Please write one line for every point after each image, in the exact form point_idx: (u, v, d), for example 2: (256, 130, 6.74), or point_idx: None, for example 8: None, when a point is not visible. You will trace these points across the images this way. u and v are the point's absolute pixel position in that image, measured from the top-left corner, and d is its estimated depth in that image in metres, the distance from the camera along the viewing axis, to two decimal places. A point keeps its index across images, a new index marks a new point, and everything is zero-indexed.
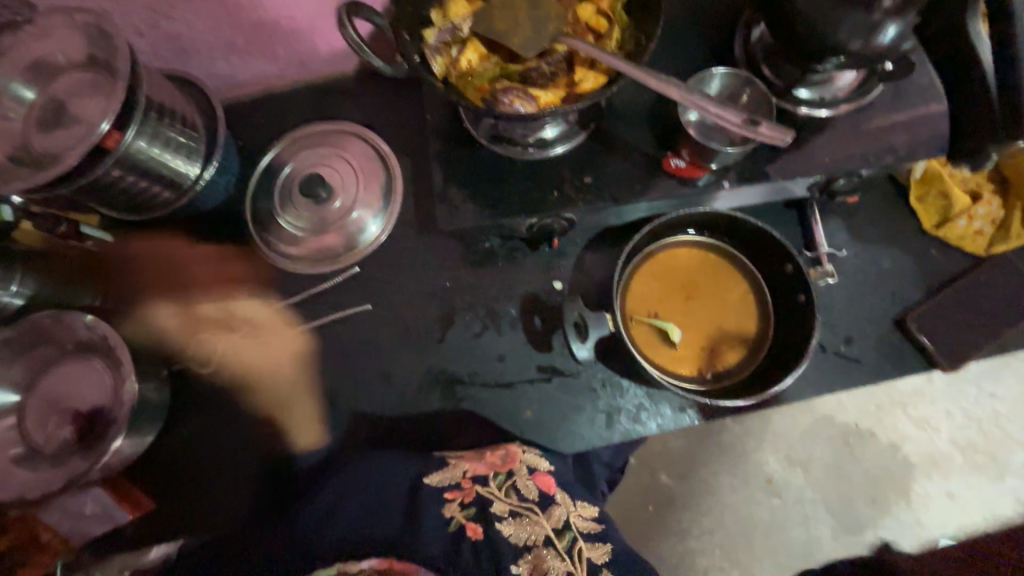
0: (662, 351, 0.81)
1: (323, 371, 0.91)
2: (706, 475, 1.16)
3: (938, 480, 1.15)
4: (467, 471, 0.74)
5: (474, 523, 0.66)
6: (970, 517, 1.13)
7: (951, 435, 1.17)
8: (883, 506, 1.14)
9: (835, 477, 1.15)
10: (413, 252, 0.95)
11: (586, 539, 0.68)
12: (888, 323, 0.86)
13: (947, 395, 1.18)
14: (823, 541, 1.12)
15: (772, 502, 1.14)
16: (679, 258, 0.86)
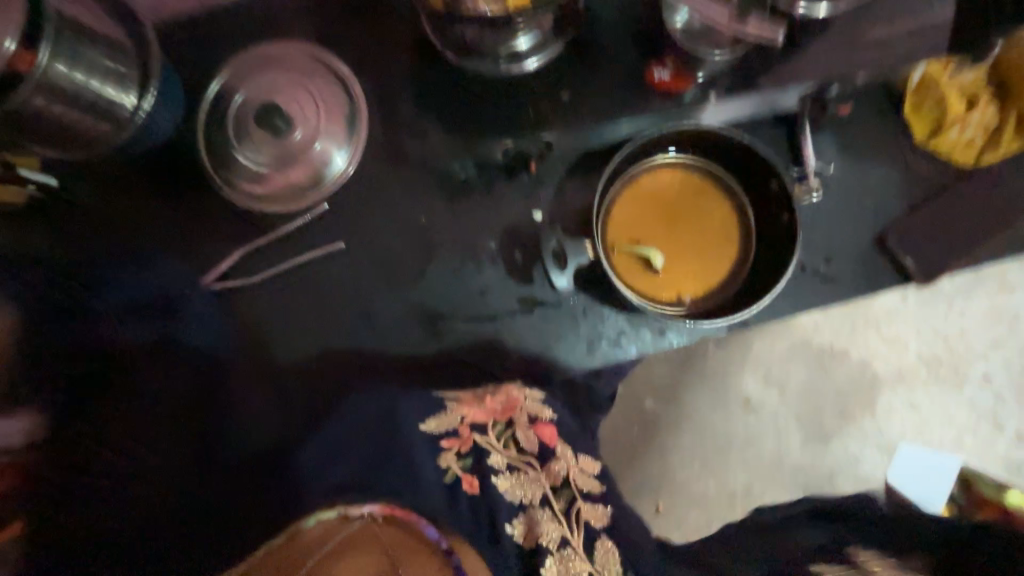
0: (642, 278, 0.80)
1: (302, 313, 0.89)
2: (689, 398, 1.21)
3: (902, 392, 1.22)
4: (465, 418, 0.64)
5: (471, 476, 0.58)
6: (928, 423, 1.22)
7: (919, 351, 1.23)
8: (847, 420, 1.21)
9: (807, 394, 1.22)
10: (386, 186, 0.90)
11: (586, 500, 0.61)
12: (869, 242, 0.85)
13: (920, 314, 1.22)
14: (791, 449, 1.21)
15: (748, 418, 1.21)
16: (661, 182, 0.83)
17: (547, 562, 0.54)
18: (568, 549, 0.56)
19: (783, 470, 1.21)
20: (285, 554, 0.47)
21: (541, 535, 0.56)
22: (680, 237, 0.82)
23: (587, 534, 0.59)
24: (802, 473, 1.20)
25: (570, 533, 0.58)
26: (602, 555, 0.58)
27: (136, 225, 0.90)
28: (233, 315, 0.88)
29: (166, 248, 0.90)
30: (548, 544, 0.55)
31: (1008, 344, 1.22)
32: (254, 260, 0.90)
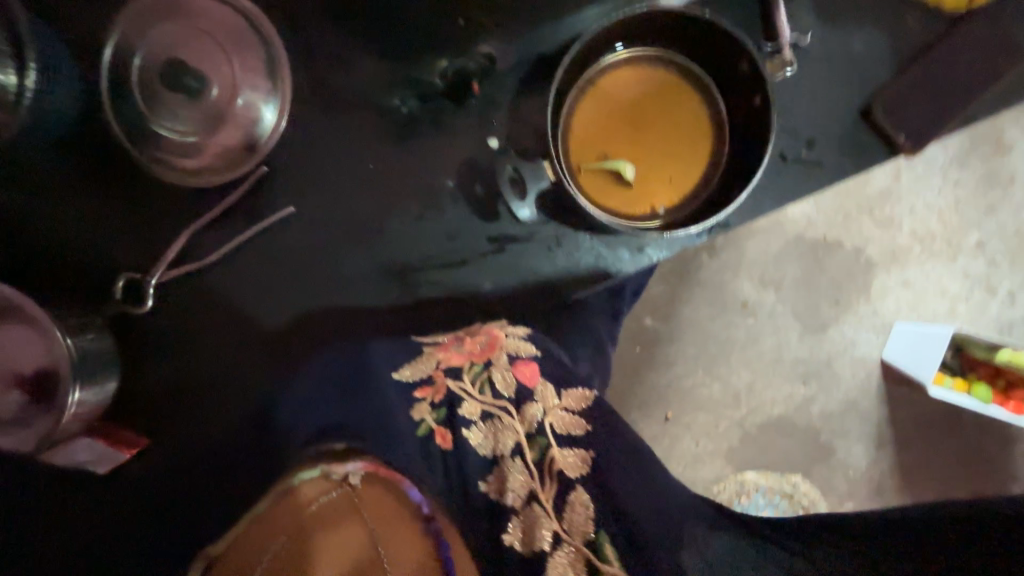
0: (613, 194, 0.75)
1: (266, 286, 0.84)
2: (687, 310, 1.19)
3: (896, 273, 1.21)
4: (441, 363, 0.64)
5: (444, 429, 0.59)
6: (924, 298, 1.21)
7: (913, 229, 1.20)
8: (844, 307, 1.21)
9: (803, 288, 1.20)
10: (325, 137, 0.82)
11: (561, 447, 0.55)
12: (853, 117, 0.78)
13: (912, 191, 1.20)
14: (791, 345, 1.20)
15: (747, 322, 1.20)
16: (623, 84, 0.75)
17: (510, 526, 0.52)
18: (535, 506, 0.53)
19: (784, 363, 1.21)
20: (281, 513, 0.54)
21: (508, 490, 0.54)
22: (650, 142, 0.75)
23: (560, 486, 0.53)
24: (803, 363, 1.21)
25: (539, 488, 0.53)
26: (571, 515, 0.52)
27: (63, 223, 0.82)
28: (198, 299, 0.84)
29: (104, 242, 0.82)
30: (513, 501, 0.54)
31: (1002, 208, 1.20)
32: (202, 240, 0.83)
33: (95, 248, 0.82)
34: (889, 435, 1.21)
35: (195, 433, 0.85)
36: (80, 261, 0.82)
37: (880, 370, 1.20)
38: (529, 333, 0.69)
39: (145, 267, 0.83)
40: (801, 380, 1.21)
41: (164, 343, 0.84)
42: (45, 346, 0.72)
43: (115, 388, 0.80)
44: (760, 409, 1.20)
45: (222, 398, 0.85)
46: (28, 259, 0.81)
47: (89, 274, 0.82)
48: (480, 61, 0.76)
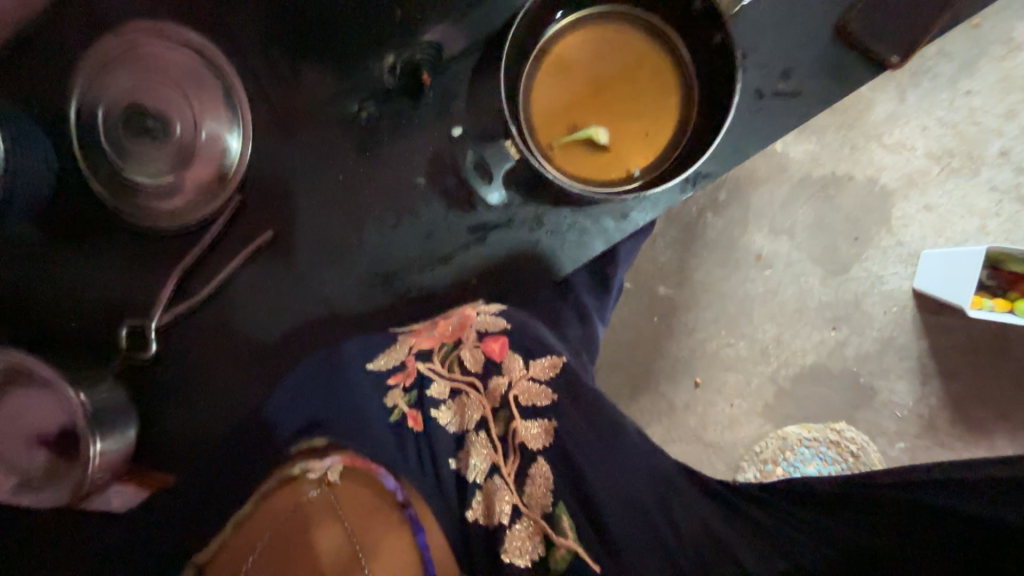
0: (584, 164, 0.72)
1: (263, 315, 0.85)
2: (701, 273, 1.16)
3: (915, 198, 1.14)
4: (413, 347, 0.63)
5: (416, 412, 0.58)
6: (950, 222, 1.14)
7: (927, 148, 1.13)
8: (865, 243, 1.15)
9: (821, 232, 1.15)
10: (293, 156, 0.82)
11: (526, 419, 0.56)
12: (828, 36, 0.72)
13: (920, 110, 1.13)
14: (814, 291, 1.15)
15: (764, 276, 1.16)
16: (577, 49, 0.72)
17: (474, 502, 0.52)
18: (495, 479, 0.53)
19: (810, 312, 1.15)
20: (263, 518, 0.48)
21: (472, 465, 0.54)
22: (615, 101, 0.72)
23: (522, 458, 0.54)
24: (829, 308, 1.15)
25: (501, 461, 0.54)
26: (531, 488, 0.52)
27: (65, 286, 0.84)
28: (200, 338, 0.85)
29: (107, 297, 0.84)
30: (475, 477, 0.53)
31: None
32: (195, 279, 0.85)
33: (99, 305, 0.84)
34: (933, 366, 1.15)
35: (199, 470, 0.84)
36: (87, 320, 0.84)
37: (913, 301, 1.14)
38: (501, 308, 0.68)
39: (145, 314, 0.84)
40: (830, 326, 1.15)
41: (172, 385, 0.86)
42: (63, 404, 0.74)
43: (135, 435, 0.83)
44: (791, 361, 1.16)
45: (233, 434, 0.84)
46: (38, 326, 0.84)
47: (95, 331, 0.85)
48: (426, 52, 0.73)
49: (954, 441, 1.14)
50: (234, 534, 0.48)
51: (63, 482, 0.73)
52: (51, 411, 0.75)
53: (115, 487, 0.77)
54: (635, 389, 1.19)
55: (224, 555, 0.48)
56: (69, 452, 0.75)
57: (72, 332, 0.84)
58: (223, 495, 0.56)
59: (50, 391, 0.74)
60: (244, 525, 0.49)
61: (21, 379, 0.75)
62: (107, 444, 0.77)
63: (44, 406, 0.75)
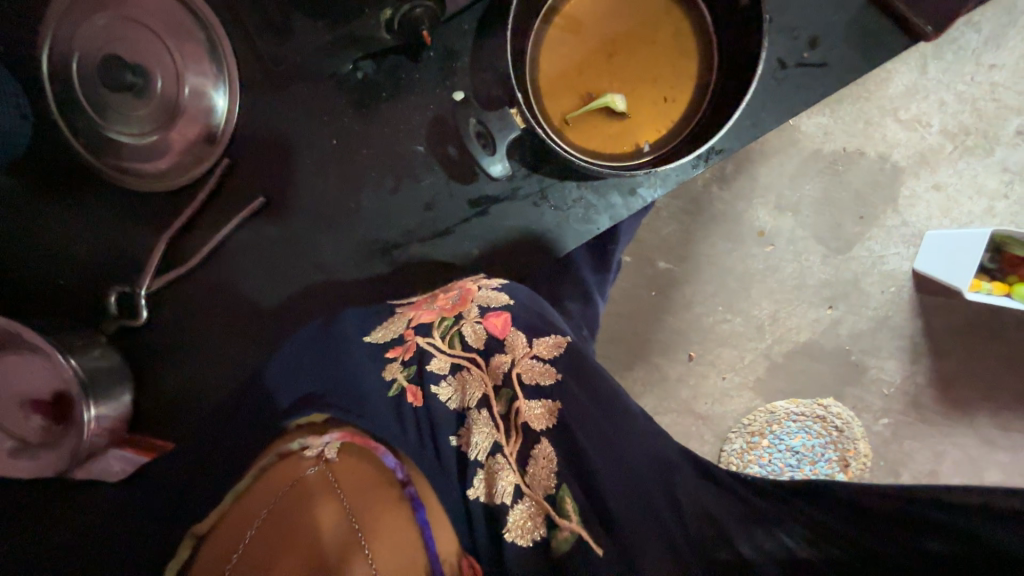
0: (593, 136, 0.68)
1: (254, 282, 0.83)
2: (704, 248, 1.14)
3: (926, 176, 1.11)
4: (412, 321, 0.61)
5: (415, 387, 0.56)
6: (958, 202, 1.11)
7: (943, 124, 1.09)
8: (870, 222, 1.12)
9: (826, 210, 1.12)
10: (283, 117, 0.78)
11: (528, 398, 0.52)
12: (860, 3, 0.67)
13: (941, 83, 1.07)
14: (814, 268, 1.14)
15: (765, 252, 1.14)
16: (589, 6, 0.67)
17: (476, 480, 0.50)
18: (497, 458, 0.50)
19: (808, 289, 1.14)
20: (260, 495, 0.46)
21: (473, 442, 0.51)
22: (629, 67, 0.67)
23: (525, 438, 0.51)
24: (828, 286, 1.14)
25: (504, 440, 0.51)
26: (533, 469, 0.49)
27: (50, 248, 0.81)
28: (193, 305, 0.83)
29: (94, 260, 0.82)
30: (476, 456, 0.51)
31: None
32: (185, 244, 0.82)
33: (83, 265, 0.82)
34: (925, 345, 1.15)
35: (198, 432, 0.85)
36: (72, 283, 0.82)
37: (912, 281, 1.13)
38: (505, 283, 0.64)
39: (134, 280, 0.82)
40: (827, 304, 1.15)
41: (166, 351, 0.84)
42: (53, 369, 0.73)
43: (130, 400, 0.83)
44: (786, 338, 1.16)
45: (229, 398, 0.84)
46: (22, 288, 0.82)
47: (82, 295, 0.82)
48: (425, 5, 0.65)
49: (937, 418, 1.17)
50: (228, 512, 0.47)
51: (57, 448, 0.73)
52: (42, 378, 0.74)
53: (115, 452, 0.76)
54: (630, 361, 1.19)
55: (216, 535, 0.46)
56: (60, 420, 0.74)
57: (58, 295, 0.82)
58: (215, 467, 0.55)
59: (43, 358, 0.74)
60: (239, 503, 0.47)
61: (13, 344, 0.74)
62: (101, 410, 0.77)
63: (34, 372, 0.74)
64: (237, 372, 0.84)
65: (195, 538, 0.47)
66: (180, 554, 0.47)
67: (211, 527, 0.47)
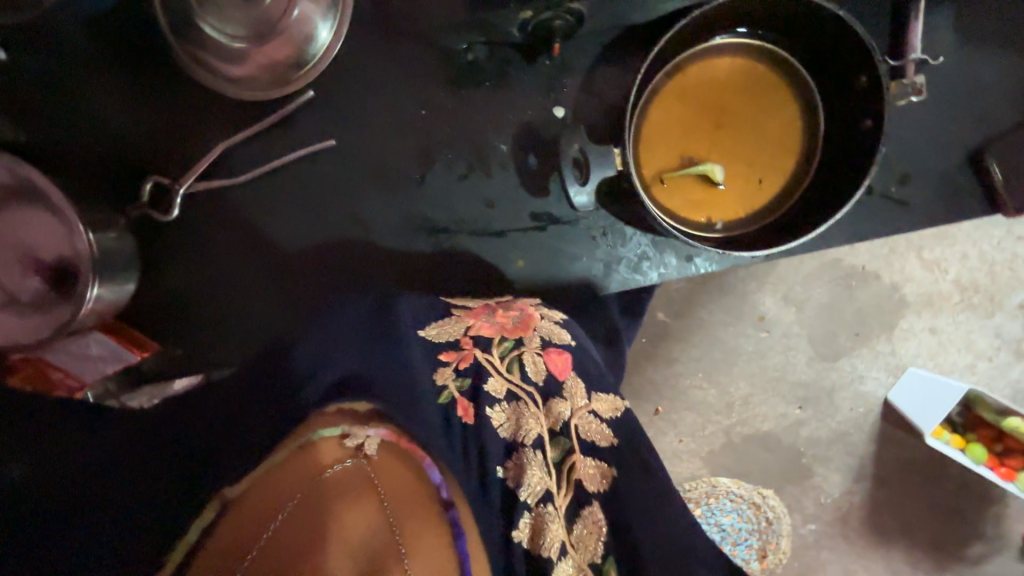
0: (677, 197, 0.69)
1: (283, 215, 0.79)
2: (703, 314, 1.16)
3: (926, 317, 1.15)
4: (470, 330, 0.58)
5: (467, 402, 0.52)
6: (945, 350, 1.15)
7: (959, 275, 1.14)
8: (863, 340, 1.15)
9: (827, 317, 1.15)
10: (381, 69, 0.76)
11: (585, 455, 0.52)
12: (959, 157, 0.69)
13: (969, 238, 1.13)
14: (798, 365, 1.16)
15: (759, 336, 1.16)
16: (712, 74, 0.68)
17: (521, 523, 0.47)
18: (547, 506, 0.49)
19: (786, 384, 1.16)
20: (289, 479, 0.43)
21: (524, 482, 0.48)
22: (732, 144, 0.68)
23: (576, 495, 0.51)
24: (803, 387, 1.16)
25: (555, 490, 0.50)
26: (581, 530, 0.49)
27: (96, 111, 0.77)
28: (224, 216, 0.79)
29: (132, 138, 0.77)
30: (526, 498, 0.48)
31: None
32: (235, 156, 0.78)
33: (111, 134, 0.77)
34: (870, 469, 1.16)
35: (177, 344, 0.81)
36: (98, 149, 0.77)
37: (880, 409, 1.15)
38: (564, 320, 0.65)
39: (171, 172, 0.78)
40: (796, 403, 1.16)
41: (185, 258, 0.80)
42: (67, 235, 0.70)
43: (133, 291, 0.77)
44: (750, 422, 1.17)
45: (218, 320, 0.81)
46: (43, 135, 0.76)
47: (104, 165, 0.77)
48: (564, 18, 0.67)
49: (857, 538, 1.16)
50: (254, 485, 0.42)
51: (48, 315, 0.70)
52: (56, 240, 0.71)
53: (96, 335, 0.74)
54: None
55: (231, 510, 0.42)
56: (61, 288, 0.71)
57: (77, 157, 0.77)
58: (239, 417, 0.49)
59: (60, 221, 0.70)
60: (262, 482, 0.43)
61: (37, 198, 0.71)
62: (105, 291, 0.71)
63: (51, 233, 0.71)
64: (229, 297, 0.81)
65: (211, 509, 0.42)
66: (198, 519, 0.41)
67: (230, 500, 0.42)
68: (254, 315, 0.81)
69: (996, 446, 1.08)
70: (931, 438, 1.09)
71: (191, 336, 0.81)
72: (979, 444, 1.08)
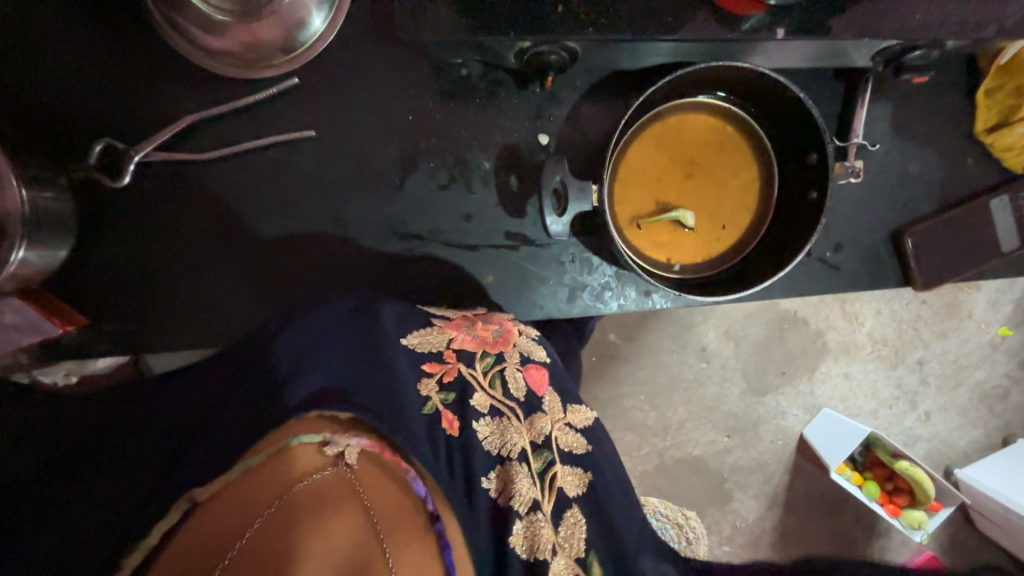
0: (645, 239, 0.73)
1: (249, 198, 0.76)
2: (652, 340, 1.22)
3: (842, 362, 1.28)
4: (452, 343, 0.58)
5: (452, 415, 0.52)
6: (854, 395, 1.28)
7: (873, 329, 1.28)
8: (788, 379, 1.26)
9: (762, 354, 1.26)
10: (372, 69, 0.75)
11: (564, 464, 0.53)
12: (882, 235, 0.79)
13: (884, 297, 1.28)
14: (732, 398, 1.25)
15: (700, 366, 1.24)
16: (689, 129, 0.74)
17: (516, 529, 0.46)
18: (536, 513, 0.48)
19: (718, 413, 1.25)
20: (262, 486, 0.40)
21: (513, 493, 0.48)
22: (698, 194, 0.75)
23: (558, 499, 0.51)
24: (734, 418, 1.25)
25: (541, 497, 0.50)
26: (567, 528, 0.49)
27: (51, 62, 0.70)
28: (185, 192, 0.75)
29: (87, 96, 0.71)
30: (517, 506, 0.47)
31: (951, 336, 1.30)
32: (203, 131, 0.74)
33: (63, 87, 0.71)
34: (782, 497, 1.26)
35: (114, 319, 0.74)
36: (44, 102, 0.71)
37: (796, 443, 1.26)
38: (538, 336, 0.66)
39: (128, 136, 0.73)
40: (726, 432, 1.25)
41: (134, 229, 0.74)
42: None
43: (63, 258, 0.71)
44: (682, 446, 1.24)
45: (166, 298, 0.75)
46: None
47: (49, 120, 0.71)
48: (559, 54, 0.68)
49: None
50: (228, 490, 0.40)
51: None
52: None
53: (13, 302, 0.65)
54: None
55: (199, 514, 0.40)
56: None
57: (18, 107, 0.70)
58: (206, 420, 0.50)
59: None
60: (235, 486, 0.40)
61: None
62: (29, 255, 0.64)
63: None
64: (178, 276, 0.75)
65: (178, 509, 0.40)
66: (168, 517, 0.39)
67: (202, 500, 0.40)
68: (203, 298, 0.76)
69: (888, 484, 1.21)
70: (836, 474, 1.20)
71: (131, 312, 0.75)
72: (873, 481, 1.21)
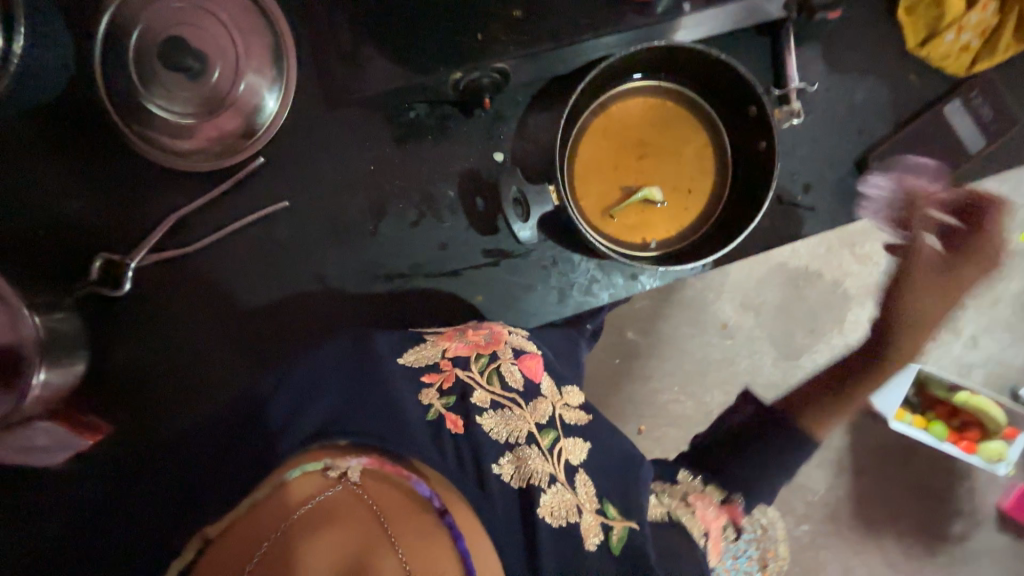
0: (615, 223, 0.75)
1: (242, 276, 0.80)
2: (665, 326, 1.21)
3: (870, 306, 1.23)
4: (447, 352, 0.60)
5: (454, 414, 0.54)
6: None
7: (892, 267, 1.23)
8: (819, 335, 1.23)
9: (782, 318, 1.23)
10: (327, 132, 0.80)
11: (568, 437, 0.57)
12: (848, 166, 0.79)
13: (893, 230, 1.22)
14: (764, 368, 1.23)
15: (725, 344, 1.22)
16: (631, 113, 0.77)
17: (542, 501, 0.50)
18: (554, 484, 0.52)
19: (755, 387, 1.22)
20: (262, 518, 0.39)
21: (531, 473, 0.51)
22: (656, 170, 0.77)
23: (569, 467, 0.54)
24: (773, 388, 1.23)
25: (555, 469, 0.53)
26: (581, 488, 0.54)
27: (43, 199, 0.77)
28: (180, 285, 0.79)
29: (81, 222, 0.77)
30: (538, 483, 0.51)
31: None
32: (187, 226, 0.79)
33: (60, 220, 0.77)
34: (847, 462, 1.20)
35: (135, 418, 0.78)
36: (44, 237, 0.77)
37: None
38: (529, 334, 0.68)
39: (121, 247, 0.78)
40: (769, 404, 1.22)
41: (139, 330, 0.78)
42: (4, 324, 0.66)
43: (81, 371, 0.75)
44: None
45: (182, 385, 0.79)
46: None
47: (51, 252, 0.77)
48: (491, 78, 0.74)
49: (849, 532, 1.20)
50: (234, 525, 0.40)
51: None
52: None
53: (43, 424, 0.69)
54: None
55: (210, 550, 0.39)
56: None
57: (22, 248, 0.76)
58: (220, 487, 0.51)
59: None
60: (241, 520, 0.40)
61: None
62: (49, 375, 0.69)
63: None
64: (188, 363, 0.79)
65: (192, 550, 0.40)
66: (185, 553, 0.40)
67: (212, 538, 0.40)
68: (216, 380, 0.79)
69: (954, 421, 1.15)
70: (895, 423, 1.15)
71: (152, 407, 0.78)
72: (939, 421, 1.15)
